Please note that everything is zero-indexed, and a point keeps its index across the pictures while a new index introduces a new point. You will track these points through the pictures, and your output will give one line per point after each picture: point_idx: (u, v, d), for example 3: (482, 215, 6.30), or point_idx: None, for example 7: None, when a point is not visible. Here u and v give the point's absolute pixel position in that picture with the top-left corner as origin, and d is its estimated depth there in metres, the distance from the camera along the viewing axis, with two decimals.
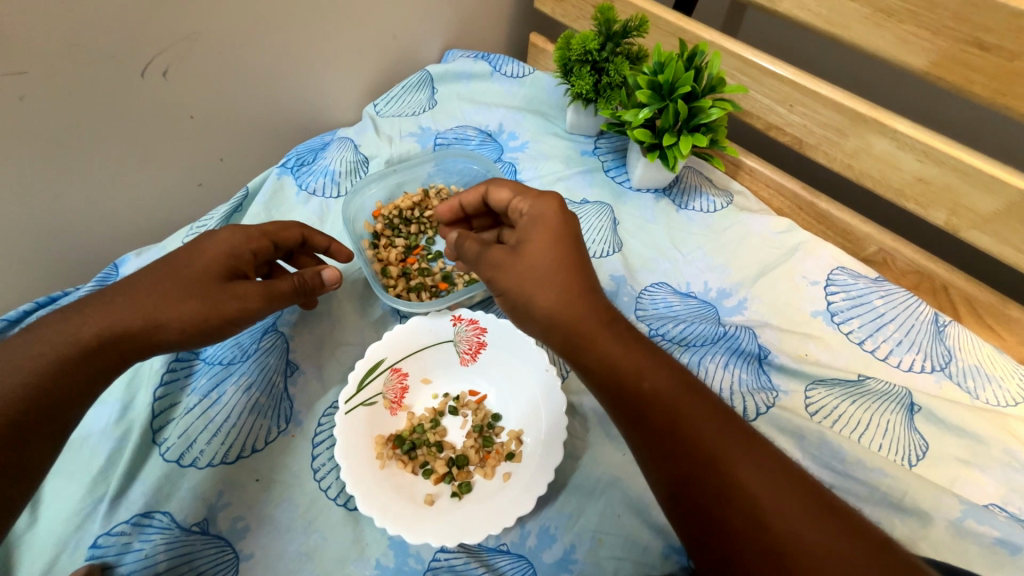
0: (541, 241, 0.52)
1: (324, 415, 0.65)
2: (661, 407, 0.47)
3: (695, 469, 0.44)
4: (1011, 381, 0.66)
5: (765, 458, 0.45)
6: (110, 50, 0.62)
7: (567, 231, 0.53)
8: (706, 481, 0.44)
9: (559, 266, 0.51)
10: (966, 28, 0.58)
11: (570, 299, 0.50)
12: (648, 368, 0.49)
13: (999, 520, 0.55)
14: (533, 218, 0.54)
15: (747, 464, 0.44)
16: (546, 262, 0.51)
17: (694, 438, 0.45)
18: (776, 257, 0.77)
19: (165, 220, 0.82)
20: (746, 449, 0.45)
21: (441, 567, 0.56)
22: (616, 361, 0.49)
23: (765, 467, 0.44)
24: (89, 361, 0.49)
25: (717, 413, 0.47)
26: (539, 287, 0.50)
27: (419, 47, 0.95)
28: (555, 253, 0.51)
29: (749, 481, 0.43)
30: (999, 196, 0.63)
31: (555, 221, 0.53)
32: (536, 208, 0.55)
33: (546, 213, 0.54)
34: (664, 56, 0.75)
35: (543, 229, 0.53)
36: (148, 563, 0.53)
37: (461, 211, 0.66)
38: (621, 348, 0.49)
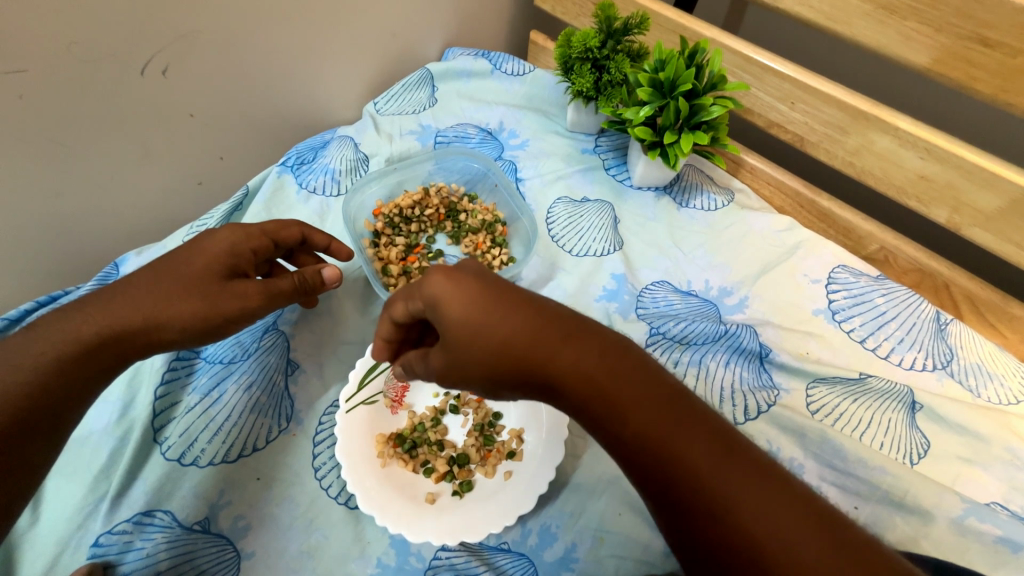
0: (458, 297, 0.43)
1: (325, 414, 0.65)
2: (638, 430, 0.39)
3: (687, 493, 0.37)
4: (1013, 379, 0.65)
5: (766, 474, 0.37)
6: (109, 48, 0.62)
7: (473, 279, 0.44)
8: (703, 508, 0.36)
9: (492, 314, 0.42)
10: (969, 24, 0.58)
11: (515, 335, 0.41)
12: (622, 381, 0.40)
13: (1001, 519, 0.55)
14: (431, 287, 0.44)
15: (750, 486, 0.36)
16: (474, 315, 0.42)
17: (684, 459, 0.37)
18: (777, 255, 0.77)
19: (165, 218, 0.82)
20: (745, 466, 0.37)
21: (442, 566, 0.56)
22: (584, 381, 0.40)
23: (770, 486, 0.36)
24: (89, 359, 0.49)
25: (701, 423, 0.39)
26: (483, 346, 0.42)
27: (419, 44, 0.95)
28: (481, 303, 0.43)
29: (756, 505, 0.36)
30: (1002, 193, 0.63)
31: (452, 275, 0.44)
32: (429, 283, 0.45)
33: (436, 281, 0.44)
34: (665, 53, 0.75)
35: (451, 302, 0.43)
36: (149, 562, 0.53)
37: (399, 330, 0.51)
38: (587, 364, 0.41)
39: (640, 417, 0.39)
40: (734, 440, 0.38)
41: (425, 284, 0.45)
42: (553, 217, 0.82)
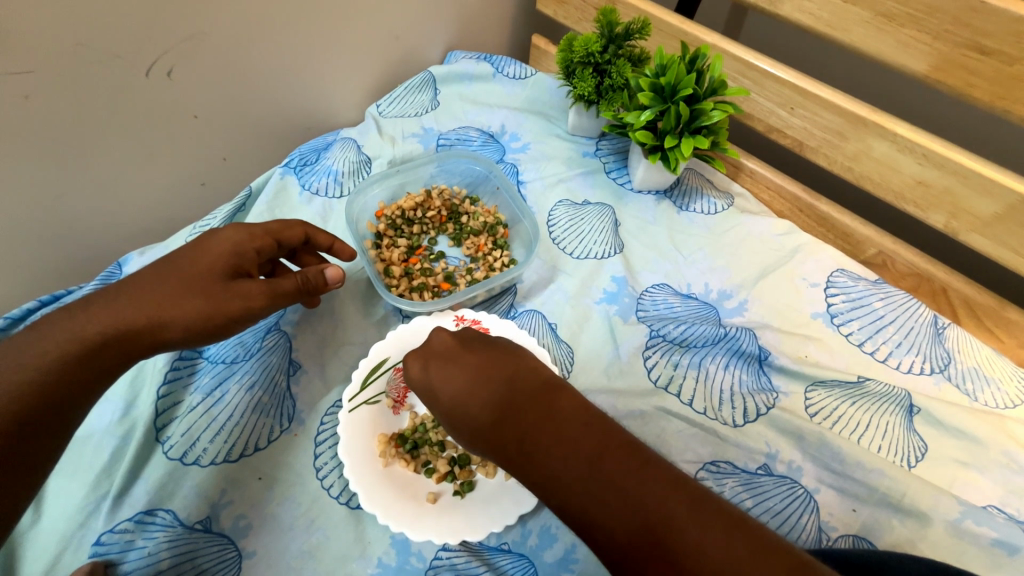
0: (434, 381, 0.52)
1: (327, 413, 0.65)
2: (581, 491, 0.41)
3: (636, 548, 0.38)
4: (1010, 383, 0.66)
5: (713, 516, 0.38)
6: (114, 49, 0.63)
7: (442, 359, 0.53)
8: (653, 562, 0.37)
9: (458, 395, 0.50)
10: (967, 32, 0.59)
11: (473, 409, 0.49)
12: (561, 444, 0.43)
13: (998, 522, 0.55)
14: (417, 373, 0.54)
15: (696, 530, 0.37)
16: (445, 396, 0.51)
17: (632, 512, 0.39)
18: (776, 259, 0.78)
19: (169, 219, 0.82)
20: (690, 509, 0.38)
21: (443, 565, 0.56)
22: (531, 447, 0.44)
23: (716, 528, 0.37)
24: (93, 358, 0.49)
25: (643, 472, 0.41)
26: (459, 425, 0.50)
27: (422, 47, 0.95)
28: (450, 385, 0.51)
29: (704, 548, 0.36)
30: (999, 199, 0.63)
31: (429, 352, 0.54)
32: (410, 369, 0.55)
33: (415, 365, 0.54)
34: (665, 58, 0.76)
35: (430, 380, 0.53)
36: (150, 561, 0.53)
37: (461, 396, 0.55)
38: (532, 431, 0.45)
39: (582, 478, 0.41)
40: (680, 486, 0.40)
41: (410, 372, 0.55)
42: (554, 220, 0.82)
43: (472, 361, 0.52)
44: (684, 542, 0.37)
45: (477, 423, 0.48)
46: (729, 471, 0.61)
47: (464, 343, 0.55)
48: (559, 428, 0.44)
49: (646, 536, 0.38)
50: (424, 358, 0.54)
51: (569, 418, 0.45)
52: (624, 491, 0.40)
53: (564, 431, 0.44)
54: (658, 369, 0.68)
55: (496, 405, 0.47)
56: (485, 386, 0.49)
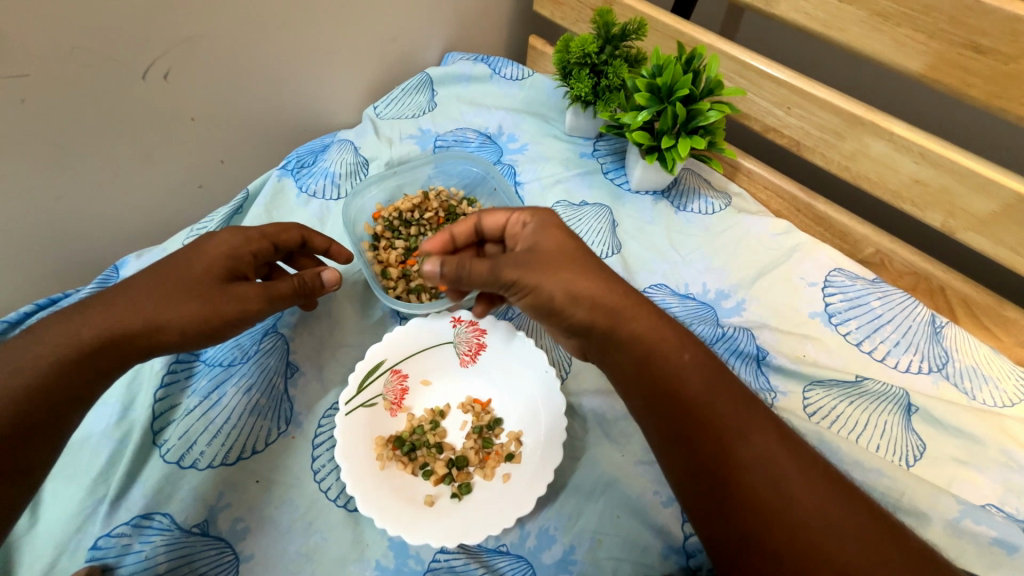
0: (564, 242, 0.54)
1: (324, 416, 0.65)
2: (687, 384, 0.49)
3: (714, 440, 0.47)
4: (1008, 382, 0.66)
5: (786, 439, 0.47)
6: (111, 52, 0.63)
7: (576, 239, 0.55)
8: (726, 451, 0.46)
9: (585, 259, 0.53)
10: (963, 31, 0.59)
11: (609, 286, 0.52)
12: (677, 346, 0.51)
13: (997, 521, 0.55)
14: (554, 224, 0.56)
15: (767, 444, 0.46)
16: (568, 253, 0.53)
17: (720, 414, 0.48)
18: (774, 258, 0.78)
19: (166, 221, 0.82)
20: (769, 429, 0.47)
21: (441, 567, 0.56)
22: (647, 336, 0.51)
23: (785, 448, 0.46)
24: (89, 362, 0.49)
25: (740, 395, 0.49)
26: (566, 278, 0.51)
27: (419, 49, 0.95)
28: (579, 245, 0.54)
29: (772, 458, 0.46)
30: (996, 198, 0.63)
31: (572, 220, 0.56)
32: (548, 217, 0.56)
33: (559, 216, 0.56)
34: (662, 59, 0.76)
35: (554, 232, 0.55)
36: (148, 564, 0.53)
37: (451, 246, 0.63)
38: (653, 328, 0.52)
39: (689, 374, 0.49)
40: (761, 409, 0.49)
41: (546, 219, 0.56)
42: None
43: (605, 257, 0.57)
44: (758, 449, 0.46)
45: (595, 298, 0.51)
46: None
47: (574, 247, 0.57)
48: (679, 337, 0.52)
49: (727, 434, 0.47)
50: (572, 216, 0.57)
51: (685, 334, 0.53)
52: (722, 396, 0.49)
53: (684, 342, 0.51)
54: None
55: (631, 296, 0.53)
56: (618, 280, 0.54)
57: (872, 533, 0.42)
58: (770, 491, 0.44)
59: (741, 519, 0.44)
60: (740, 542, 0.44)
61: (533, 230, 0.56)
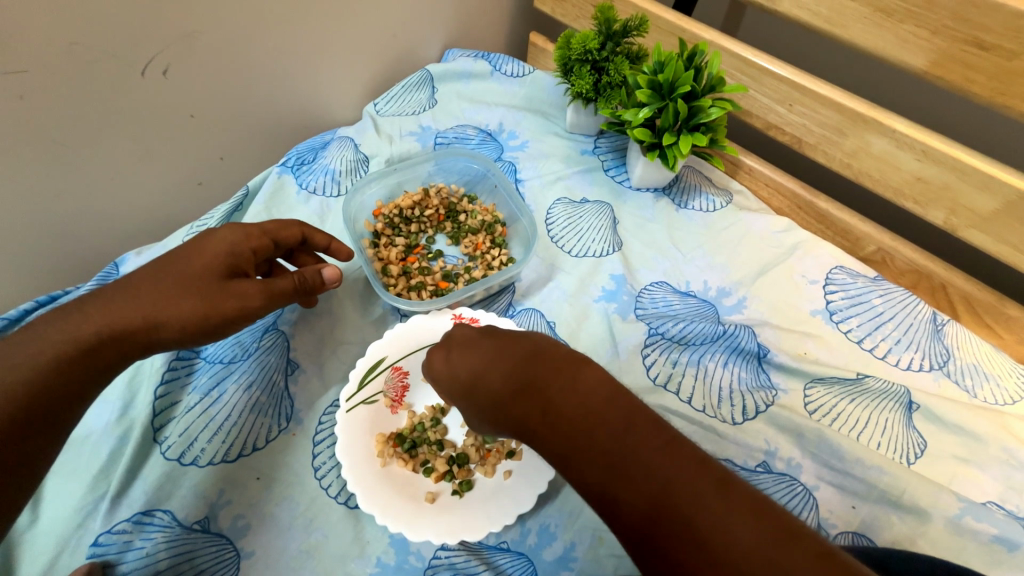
0: (456, 360, 0.52)
1: (325, 413, 0.65)
2: (615, 472, 0.39)
3: (661, 535, 0.36)
4: (1009, 379, 0.66)
5: (746, 503, 0.36)
6: (110, 48, 0.62)
7: (462, 343, 0.53)
8: (678, 549, 0.35)
9: (476, 370, 0.49)
10: (965, 27, 0.58)
11: (508, 377, 0.47)
12: (596, 420, 0.41)
13: (998, 518, 0.55)
14: (445, 376, 0.53)
15: (727, 517, 0.35)
16: (462, 373, 0.51)
17: (652, 491, 0.37)
18: (775, 256, 0.78)
19: (166, 218, 0.82)
20: (720, 495, 0.36)
21: (441, 565, 0.56)
22: (556, 422, 0.43)
23: (749, 515, 0.35)
24: (88, 358, 0.49)
25: (680, 457, 0.38)
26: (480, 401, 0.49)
27: (420, 45, 0.95)
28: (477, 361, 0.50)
29: (735, 537, 0.34)
30: (998, 195, 0.63)
31: (450, 360, 0.53)
32: (432, 360, 0.55)
33: (441, 362, 0.54)
34: (663, 55, 0.75)
35: (455, 353, 0.53)
36: (148, 561, 0.53)
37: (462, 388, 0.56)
38: (554, 410, 0.43)
39: (601, 451, 0.40)
40: (713, 467, 0.38)
41: (436, 355, 0.55)
42: (553, 218, 0.82)
43: (508, 336, 0.51)
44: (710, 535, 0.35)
45: (498, 396, 0.47)
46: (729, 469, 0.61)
47: (486, 331, 0.54)
48: (584, 401, 0.42)
49: (669, 519, 0.36)
50: (450, 348, 0.54)
51: (596, 389, 0.43)
52: (650, 467, 0.38)
53: (591, 404, 0.42)
54: (657, 367, 0.68)
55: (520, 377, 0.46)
56: (511, 359, 0.48)
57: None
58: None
59: None
60: None
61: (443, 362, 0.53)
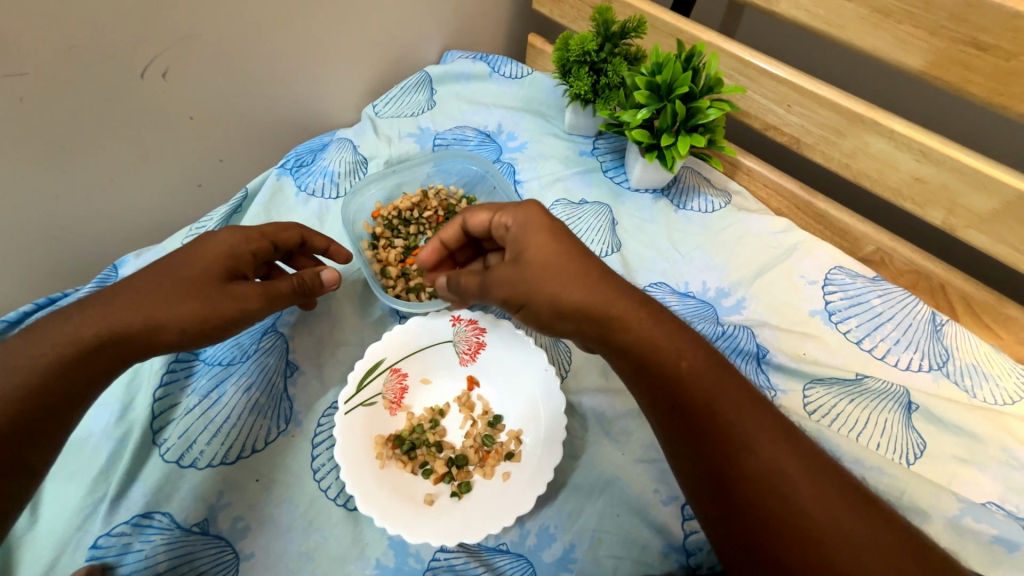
0: (546, 248, 0.53)
1: (324, 415, 0.65)
2: (696, 390, 0.48)
3: (722, 443, 0.46)
4: (1008, 379, 0.66)
5: (799, 446, 0.46)
6: (110, 51, 0.63)
7: (558, 233, 0.54)
8: (734, 456, 0.45)
9: (569, 257, 0.53)
10: (964, 28, 0.58)
11: (609, 294, 0.51)
12: (686, 351, 0.50)
13: (997, 518, 0.55)
14: (528, 235, 0.55)
15: (779, 448, 0.45)
16: (556, 245, 0.53)
17: (732, 416, 0.46)
18: (774, 257, 0.78)
19: (165, 221, 0.82)
20: (784, 433, 0.46)
21: (441, 566, 0.56)
22: (653, 341, 0.50)
23: (799, 454, 0.45)
24: (87, 362, 0.49)
25: (753, 401, 0.48)
26: (557, 274, 0.52)
27: (419, 47, 0.95)
28: (564, 250, 0.53)
29: (783, 463, 0.44)
30: (996, 195, 0.63)
31: (543, 224, 0.55)
32: (523, 216, 0.56)
33: (534, 220, 0.55)
34: (662, 56, 0.75)
35: (536, 230, 0.54)
36: (148, 563, 0.53)
37: (445, 249, 0.67)
38: (658, 333, 0.50)
39: (696, 377, 0.48)
40: (776, 415, 0.48)
41: (521, 220, 0.56)
42: None
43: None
44: (772, 458, 0.44)
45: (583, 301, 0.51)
46: None
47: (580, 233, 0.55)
48: (680, 337, 0.51)
49: (732, 436, 0.46)
50: (546, 215, 0.56)
51: (690, 334, 0.51)
52: (729, 398, 0.47)
53: (683, 339, 0.51)
54: None
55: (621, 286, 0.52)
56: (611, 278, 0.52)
57: (891, 542, 0.40)
58: (784, 500, 0.43)
59: (760, 521, 0.43)
60: (756, 550, 0.43)
61: (513, 232, 0.56)
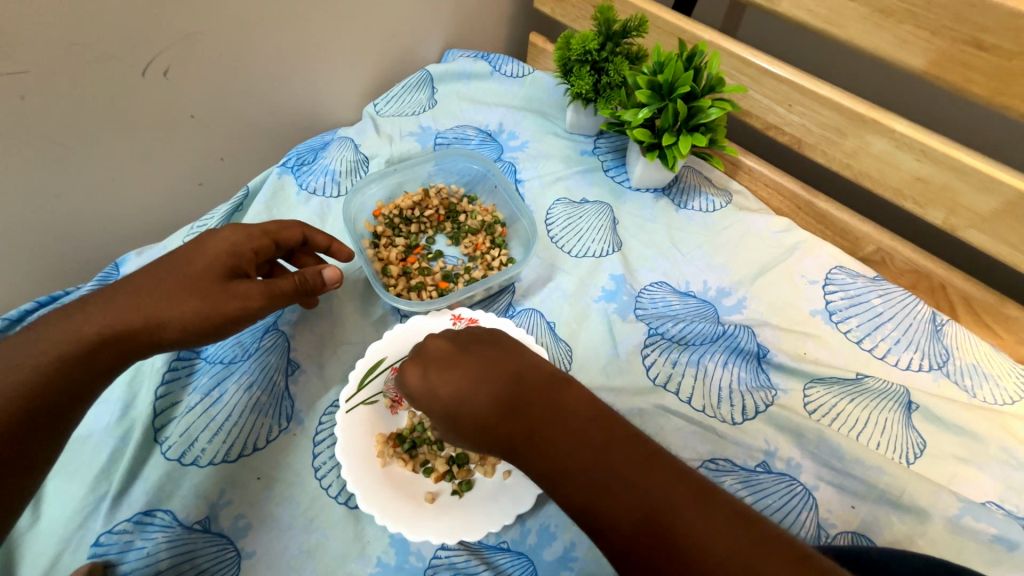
0: (434, 405, 0.50)
1: (325, 413, 0.65)
2: (594, 484, 0.41)
3: (643, 543, 0.38)
4: (1008, 379, 0.66)
5: (722, 514, 0.38)
6: (111, 49, 0.62)
7: (434, 374, 0.51)
8: (658, 558, 0.38)
9: (459, 392, 0.49)
10: (965, 28, 0.58)
11: (487, 420, 0.47)
12: (569, 446, 0.43)
13: (997, 518, 0.55)
14: (417, 391, 0.51)
15: (704, 526, 0.37)
16: (444, 392, 0.49)
17: (639, 504, 0.39)
18: (775, 256, 0.78)
19: (166, 219, 0.82)
20: (698, 501, 0.39)
21: (442, 564, 0.56)
22: (541, 455, 0.44)
23: (722, 523, 0.38)
24: (89, 358, 0.49)
25: (658, 469, 0.41)
26: (460, 421, 0.48)
27: (420, 46, 0.95)
28: (451, 397, 0.49)
29: (710, 540, 0.37)
30: (997, 195, 0.63)
31: (422, 371, 0.51)
32: (407, 376, 0.52)
33: (416, 374, 0.52)
34: (663, 56, 0.75)
35: (422, 385, 0.51)
36: (149, 561, 0.53)
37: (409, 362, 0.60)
38: (542, 441, 0.44)
39: (587, 472, 0.42)
40: (688, 478, 0.40)
41: (404, 378, 0.53)
42: (553, 219, 0.82)
43: (490, 353, 0.51)
44: (690, 537, 0.37)
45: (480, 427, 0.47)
46: (729, 468, 0.61)
47: (462, 346, 0.53)
48: (567, 423, 0.44)
49: (651, 531, 0.38)
50: (421, 363, 0.52)
51: (578, 412, 0.45)
52: (631, 483, 0.40)
53: (573, 426, 0.44)
54: (657, 367, 0.68)
55: (503, 400, 0.47)
56: (491, 402, 0.47)
57: None
58: None
59: None
60: None
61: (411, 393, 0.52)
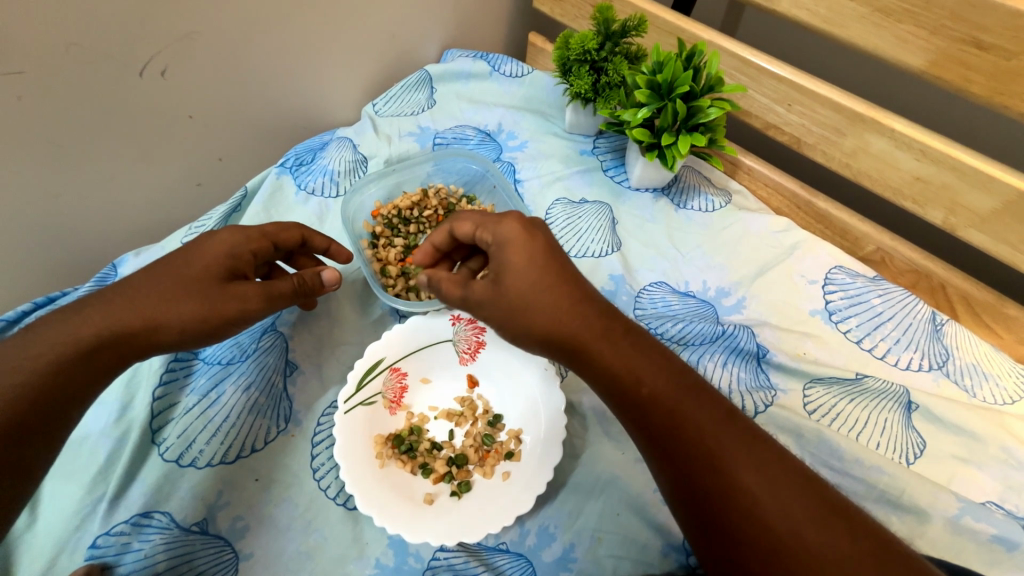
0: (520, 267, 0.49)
1: (324, 414, 0.65)
2: (664, 408, 0.45)
3: (693, 464, 0.42)
4: (1008, 379, 0.66)
5: (767, 455, 0.42)
6: (108, 49, 0.62)
7: (536, 249, 0.50)
8: (700, 476, 0.42)
9: (552, 279, 0.49)
10: (963, 27, 0.58)
11: (565, 319, 0.48)
12: (644, 368, 0.46)
13: (997, 518, 0.55)
14: (506, 252, 0.51)
15: (748, 464, 0.41)
16: (540, 263, 0.49)
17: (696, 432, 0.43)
18: (774, 256, 0.77)
19: (164, 219, 0.82)
20: (746, 445, 0.42)
21: (441, 566, 0.56)
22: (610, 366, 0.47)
23: (766, 464, 0.41)
24: (87, 360, 0.49)
25: (719, 414, 0.44)
26: (534, 303, 0.49)
27: (419, 46, 0.95)
28: (541, 270, 0.49)
29: (752, 477, 0.41)
30: (997, 195, 0.63)
31: (522, 241, 0.50)
32: (504, 232, 0.51)
33: (512, 234, 0.51)
34: (663, 56, 0.75)
35: (512, 252, 0.50)
36: (147, 563, 0.53)
37: (439, 254, 0.60)
38: (616, 353, 0.47)
39: (653, 395, 0.45)
40: (743, 425, 0.44)
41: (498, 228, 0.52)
42: (552, 218, 0.82)
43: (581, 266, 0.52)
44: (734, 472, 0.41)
45: (557, 319, 0.48)
46: None
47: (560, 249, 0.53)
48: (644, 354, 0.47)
49: (702, 455, 0.42)
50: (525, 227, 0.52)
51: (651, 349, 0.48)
52: (691, 415, 0.44)
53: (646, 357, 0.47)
54: None
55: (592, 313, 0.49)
56: (579, 304, 0.49)
57: (862, 552, 0.37)
58: (752, 512, 0.40)
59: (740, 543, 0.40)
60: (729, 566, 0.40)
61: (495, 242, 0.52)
